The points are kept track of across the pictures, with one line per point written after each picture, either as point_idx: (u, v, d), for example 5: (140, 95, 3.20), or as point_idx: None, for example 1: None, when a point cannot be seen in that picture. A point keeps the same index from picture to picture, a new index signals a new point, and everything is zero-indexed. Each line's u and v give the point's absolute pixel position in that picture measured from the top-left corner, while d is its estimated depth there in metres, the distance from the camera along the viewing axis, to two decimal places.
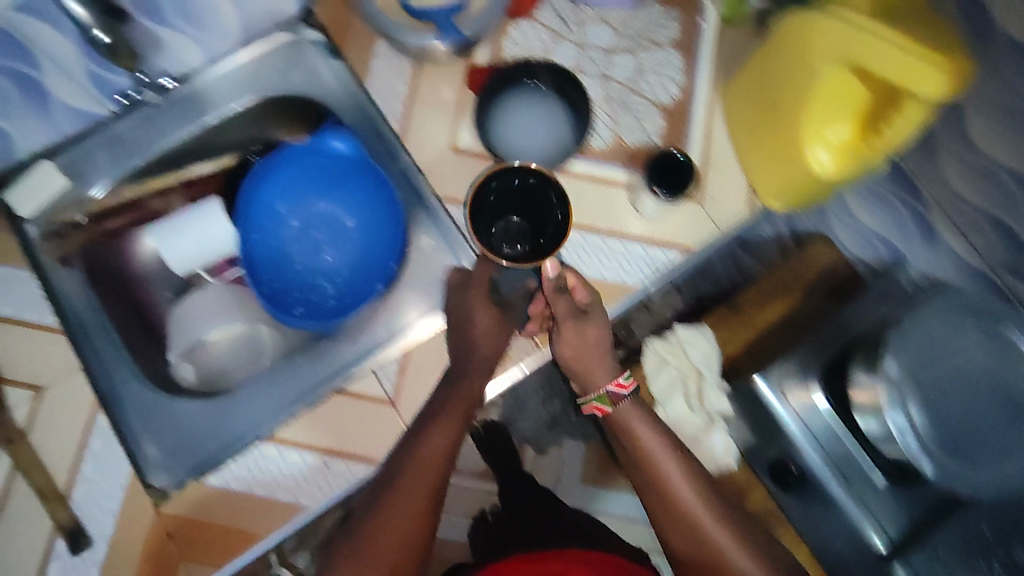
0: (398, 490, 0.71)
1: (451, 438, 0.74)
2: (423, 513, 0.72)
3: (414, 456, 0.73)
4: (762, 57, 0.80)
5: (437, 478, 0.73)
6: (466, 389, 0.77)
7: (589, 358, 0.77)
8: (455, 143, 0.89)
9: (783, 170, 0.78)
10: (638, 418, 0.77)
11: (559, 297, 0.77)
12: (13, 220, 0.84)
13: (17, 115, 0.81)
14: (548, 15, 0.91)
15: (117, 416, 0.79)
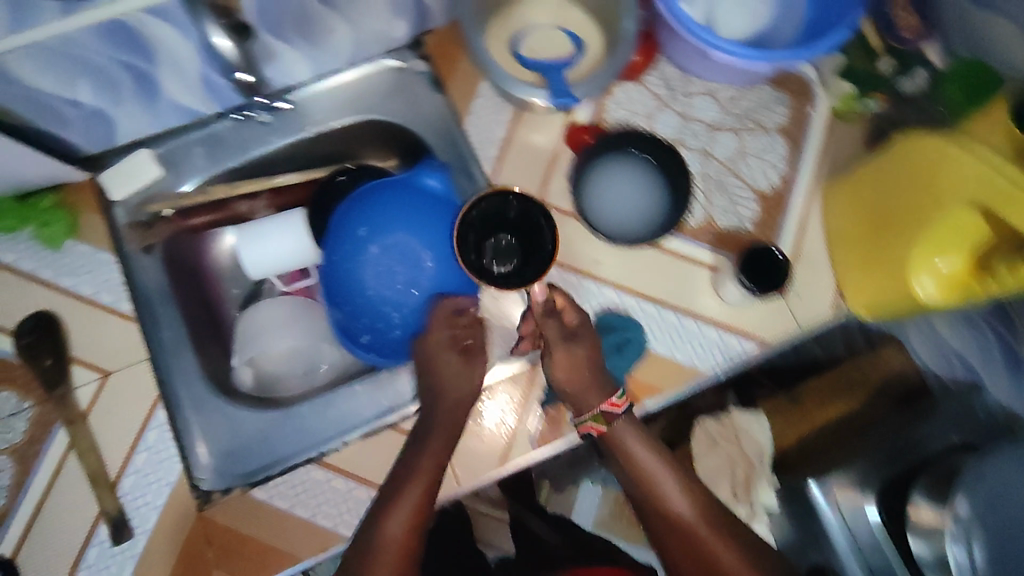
0: (382, 537, 0.72)
1: (427, 484, 0.75)
2: (407, 545, 0.73)
3: (397, 496, 0.74)
4: (878, 165, 0.79)
5: (417, 519, 0.73)
6: (443, 434, 0.77)
7: (581, 381, 0.76)
8: (542, 196, 0.89)
9: (881, 283, 0.78)
10: (634, 438, 0.77)
11: (548, 319, 0.78)
12: (102, 201, 0.85)
13: (125, 105, 0.80)
14: (656, 80, 0.91)
15: (176, 413, 0.81)
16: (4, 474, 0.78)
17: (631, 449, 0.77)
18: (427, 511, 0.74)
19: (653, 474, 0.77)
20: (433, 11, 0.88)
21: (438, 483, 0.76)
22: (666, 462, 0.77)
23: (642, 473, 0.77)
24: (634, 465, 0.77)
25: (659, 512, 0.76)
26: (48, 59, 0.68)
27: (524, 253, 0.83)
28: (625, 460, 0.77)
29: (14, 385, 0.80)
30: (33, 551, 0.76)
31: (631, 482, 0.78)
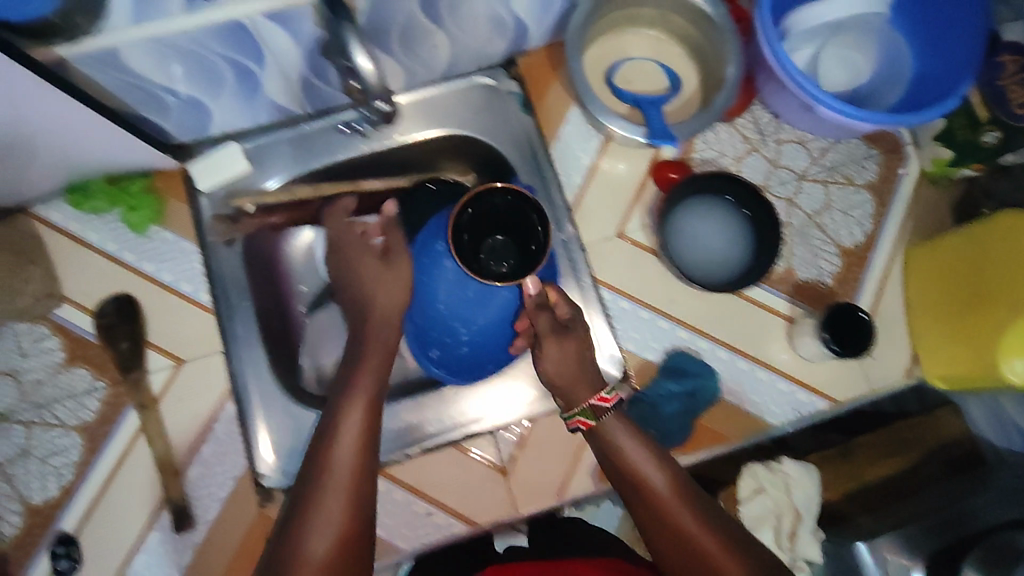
0: (327, 465, 0.65)
1: (367, 404, 0.69)
2: (359, 472, 0.65)
3: (338, 423, 0.67)
4: (973, 235, 0.78)
5: (364, 446, 0.66)
6: (375, 354, 0.73)
7: (570, 375, 0.74)
8: (622, 227, 0.88)
9: (971, 355, 0.77)
10: (625, 430, 0.72)
11: (540, 311, 0.77)
12: (189, 190, 0.86)
13: (224, 100, 0.80)
14: (747, 123, 0.91)
15: (245, 407, 0.81)
16: (73, 451, 0.79)
17: (620, 443, 0.71)
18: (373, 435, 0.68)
19: (642, 466, 0.69)
20: (534, 34, 0.88)
21: (379, 405, 0.70)
22: (659, 458, 0.71)
23: (633, 467, 0.70)
24: (622, 457, 0.70)
25: (645, 500, 0.68)
26: (166, 53, 0.69)
27: (519, 251, 0.84)
28: (612, 451, 0.71)
29: (90, 363, 0.81)
30: (95, 530, 0.78)
31: (619, 475, 0.71)
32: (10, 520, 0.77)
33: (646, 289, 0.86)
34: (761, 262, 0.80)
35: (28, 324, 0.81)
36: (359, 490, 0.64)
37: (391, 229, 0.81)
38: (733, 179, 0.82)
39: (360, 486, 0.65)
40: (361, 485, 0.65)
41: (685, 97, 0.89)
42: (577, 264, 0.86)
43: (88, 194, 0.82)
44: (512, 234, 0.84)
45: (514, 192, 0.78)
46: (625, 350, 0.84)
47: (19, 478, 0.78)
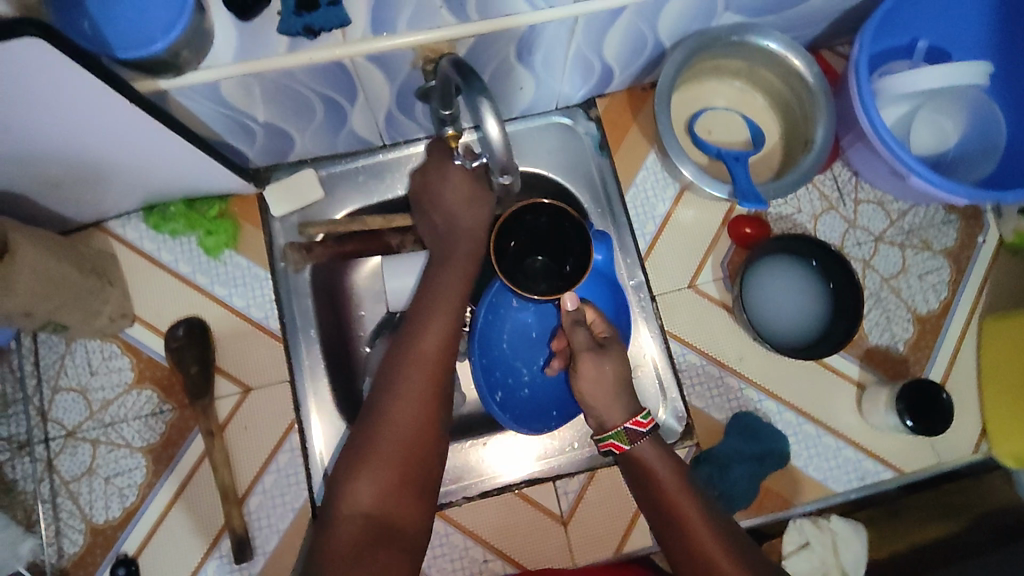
0: (408, 368, 0.66)
1: (448, 312, 0.71)
2: (436, 379, 0.67)
3: (422, 331, 0.69)
4: None
5: (442, 356, 0.68)
6: (461, 263, 0.76)
7: (604, 397, 0.73)
8: (694, 279, 0.88)
9: None
10: (660, 459, 0.70)
11: (577, 328, 0.77)
12: (263, 214, 0.86)
13: (311, 132, 0.80)
14: (826, 180, 0.90)
15: (309, 438, 0.82)
16: (138, 472, 0.80)
17: (651, 469, 0.69)
18: (451, 349, 0.69)
19: (672, 494, 0.67)
20: (617, 78, 0.87)
21: (459, 319, 0.72)
22: (686, 487, 0.68)
23: (663, 491, 0.68)
24: (654, 485, 0.69)
25: (665, 519, 0.67)
26: (257, 87, 0.67)
27: (559, 274, 0.83)
28: (646, 478, 0.69)
29: (157, 385, 0.82)
30: (155, 553, 0.78)
31: (650, 503, 0.69)
32: (73, 537, 0.78)
33: (714, 343, 0.86)
34: (826, 348, 0.79)
35: (99, 342, 0.82)
36: (433, 397, 0.66)
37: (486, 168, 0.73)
38: (841, 263, 0.80)
39: (435, 395, 0.66)
40: (437, 390, 0.66)
41: (766, 152, 0.88)
42: (647, 315, 0.87)
43: (166, 217, 0.83)
44: (554, 256, 0.84)
45: (546, 211, 0.79)
46: (691, 406, 0.84)
47: (83, 496, 0.79)
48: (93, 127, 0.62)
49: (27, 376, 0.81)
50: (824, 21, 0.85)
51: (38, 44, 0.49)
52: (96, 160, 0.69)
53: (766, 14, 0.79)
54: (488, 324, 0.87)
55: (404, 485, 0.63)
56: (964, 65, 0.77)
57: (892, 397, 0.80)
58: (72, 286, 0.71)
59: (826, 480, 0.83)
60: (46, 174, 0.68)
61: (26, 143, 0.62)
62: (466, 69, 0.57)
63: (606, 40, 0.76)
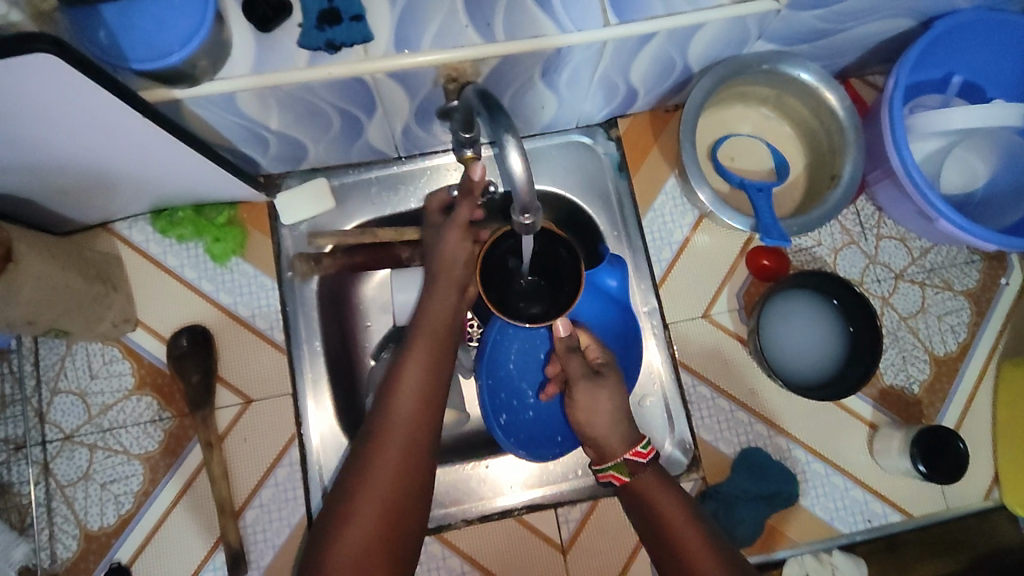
0: (390, 418, 0.64)
1: (431, 353, 0.69)
2: (418, 426, 0.64)
3: (402, 376, 0.66)
4: None
5: (425, 404, 0.65)
6: (443, 300, 0.73)
7: (602, 426, 0.71)
8: (708, 309, 0.86)
9: None
10: (664, 490, 0.68)
11: (571, 355, 0.75)
12: (273, 221, 0.85)
13: (325, 142, 0.78)
14: (848, 214, 0.88)
15: (309, 454, 0.81)
16: (134, 479, 0.78)
17: (654, 498, 0.67)
18: (436, 394, 0.66)
19: (675, 524, 0.65)
20: (641, 100, 0.85)
21: (444, 360, 0.69)
22: (691, 517, 0.66)
23: (666, 521, 0.66)
24: (658, 516, 0.67)
25: (669, 549, 0.65)
26: (273, 99, 0.66)
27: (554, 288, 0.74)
28: (649, 510, 0.68)
29: (158, 392, 0.80)
30: (149, 563, 0.77)
31: (652, 534, 0.67)
32: (67, 543, 0.77)
33: (726, 375, 0.84)
34: (842, 391, 0.77)
35: (100, 345, 0.81)
36: (417, 446, 0.63)
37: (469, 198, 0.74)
38: (862, 305, 0.78)
39: (418, 444, 0.63)
40: (418, 439, 0.63)
41: (788, 183, 0.87)
42: (659, 343, 0.85)
43: (174, 221, 0.81)
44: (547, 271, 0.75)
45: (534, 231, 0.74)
46: (699, 439, 0.83)
47: (78, 501, 0.78)
48: (103, 137, 0.61)
49: (26, 376, 0.79)
50: (857, 52, 0.83)
51: (50, 59, 0.48)
52: (105, 168, 0.67)
53: (798, 43, 0.77)
54: (496, 344, 0.84)
55: (390, 540, 0.59)
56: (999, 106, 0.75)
57: (907, 443, 0.78)
58: (75, 293, 0.70)
59: (832, 521, 0.82)
60: (53, 181, 0.67)
61: (33, 152, 0.60)
62: (492, 100, 0.55)
63: (633, 64, 0.74)
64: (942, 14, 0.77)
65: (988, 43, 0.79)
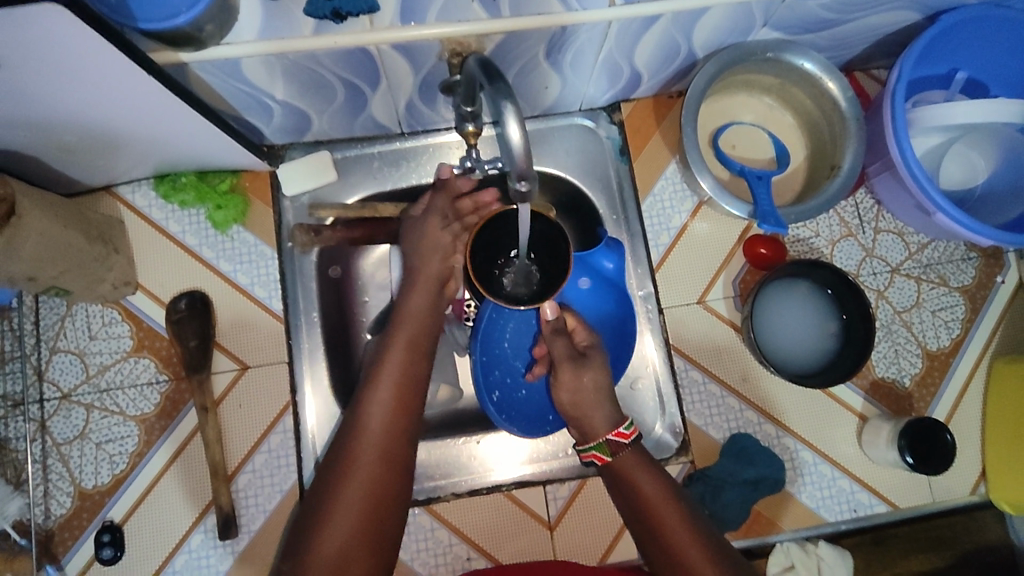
0: (364, 418, 0.64)
1: (406, 352, 0.69)
2: (393, 426, 0.64)
3: (378, 375, 0.67)
4: None
5: (399, 404, 0.65)
6: (419, 300, 0.74)
7: (585, 405, 0.73)
8: (703, 295, 0.86)
9: None
10: (644, 469, 0.69)
11: (557, 337, 0.77)
12: (275, 192, 0.86)
13: (328, 113, 0.79)
14: (847, 206, 0.88)
15: (303, 423, 0.82)
16: (130, 440, 0.80)
17: (633, 476, 0.68)
18: (412, 393, 0.67)
19: (654, 503, 0.66)
20: (645, 84, 0.85)
21: (421, 359, 0.69)
22: (670, 496, 0.67)
23: (645, 500, 0.66)
24: (637, 495, 0.67)
25: (648, 528, 0.66)
26: (278, 67, 0.66)
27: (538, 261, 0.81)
28: (628, 490, 0.68)
29: (156, 355, 0.81)
30: (141, 523, 0.78)
31: (632, 514, 0.67)
32: (61, 499, 0.78)
33: (718, 361, 0.85)
34: (832, 378, 0.77)
35: (100, 307, 0.82)
36: (393, 445, 0.64)
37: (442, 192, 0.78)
38: (855, 294, 0.78)
39: (393, 443, 0.63)
40: (393, 437, 0.64)
41: (788, 172, 0.87)
42: (653, 327, 0.86)
43: (176, 187, 0.82)
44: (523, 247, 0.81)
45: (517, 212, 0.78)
46: (689, 423, 0.84)
47: (74, 459, 0.79)
48: (108, 97, 0.61)
49: (26, 334, 0.80)
50: (863, 44, 0.83)
51: (59, 11, 0.48)
52: (110, 129, 0.68)
53: (803, 32, 0.77)
54: (491, 322, 0.85)
55: (369, 537, 0.60)
56: (1002, 102, 0.75)
57: (895, 434, 0.79)
58: (77, 253, 0.71)
59: (818, 509, 0.82)
60: (59, 141, 0.68)
61: (39, 109, 0.61)
62: (494, 70, 0.55)
63: (638, 46, 0.74)
64: (949, 9, 0.77)
65: (995, 39, 0.79)
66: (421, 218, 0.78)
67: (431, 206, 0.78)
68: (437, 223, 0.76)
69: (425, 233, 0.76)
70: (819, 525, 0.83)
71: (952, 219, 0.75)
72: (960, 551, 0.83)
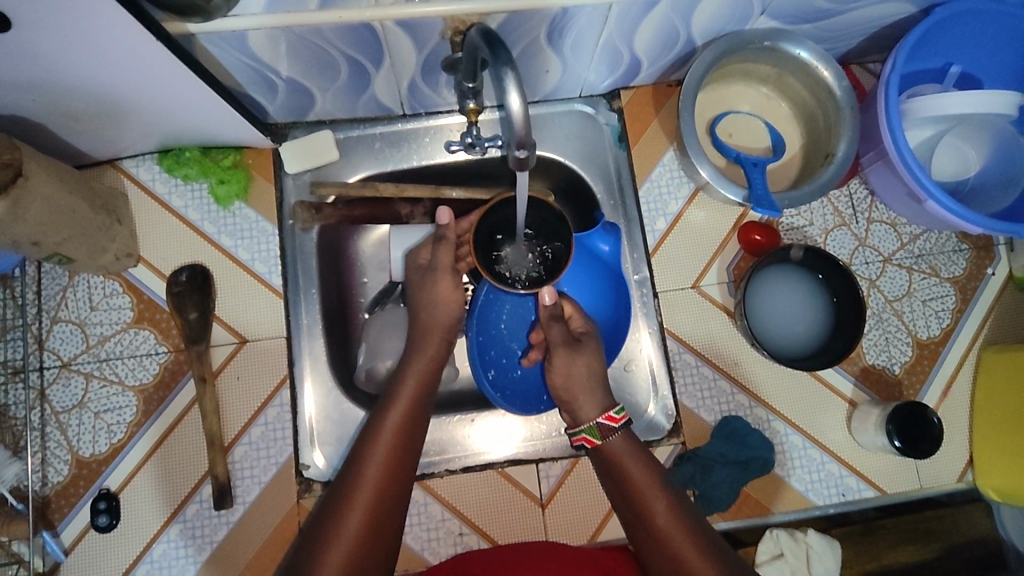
0: (359, 476, 0.65)
1: (407, 410, 0.70)
2: (385, 487, 0.65)
3: (377, 431, 0.68)
4: None
5: (393, 465, 0.66)
6: (422, 360, 0.76)
7: (577, 389, 0.74)
8: (698, 280, 0.88)
9: None
10: (632, 454, 0.71)
11: (553, 323, 0.77)
12: (278, 170, 0.87)
13: (332, 91, 0.80)
14: (841, 196, 0.89)
15: (300, 396, 0.83)
16: (127, 410, 0.80)
17: (624, 460, 0.70)
18: (410, 440, 0.69)
19: (642, 488, 0.68)
20: (644, 72, 0.87)
21: (419, 421, 0.71)
22: (658, 481, 0.69)
23: (633, 483, 0.69)
24: (626, 480, 0.69)
25: (635, 510, 0.68)
26: (283, 42, 0.67)
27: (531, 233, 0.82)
28: (618, 474, 0.70)
29: (155, 327, 0.82)
30: (137, 492, 0.79)
31: (622, 499, 0.69)
32: (58, 467, 0.79)
33: (711, 345, 0.86)
34: (823, 362, 0.78)
35: (101, 278, 0.83)
36: (388, 488, 0.65)
37: (446, 248, 0.80)
38: (845, 278, 0.79)
39: (383, 503, 0.64)
40: (384, 499, 0.64)
41: (784, 161, 0.89)
42: (647, 310, 0.87)
43: (180, 161, 0.83)
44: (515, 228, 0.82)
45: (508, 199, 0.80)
46: (681, 405, 0.85)
47: (72, 428, 0.80)
48: (117, 63, 0.63)
49: (27, 304, 0.81)
50: (859, 36, 0.84)
51: None
52: (118, 98, 0.69)
53: (800, 22, 0.79)
54: (487, 303, 0.86)
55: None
56: (992, 94, 0.76)
57: (883, 419, 0.80)
58: (81, 220, 0.72)
59: (807, 493, 0.83)
60: (67, 106, 0.69)
61: (49, 74, 0.62)
62: (496, 40, 0.56)
63: (637, 32, 0.75)
64: (942, 2, 0.78)
65: (987, 33, 0.80)
66: (430, 270, 0.81)
67: (437, 260, 0.81)
68: (446, 279, 0.79)
69: (435, 291, 0.79)
70: (808, 509, 0.84)
71: (943, 207, 0.76)
72: (949, 542, 0.83)
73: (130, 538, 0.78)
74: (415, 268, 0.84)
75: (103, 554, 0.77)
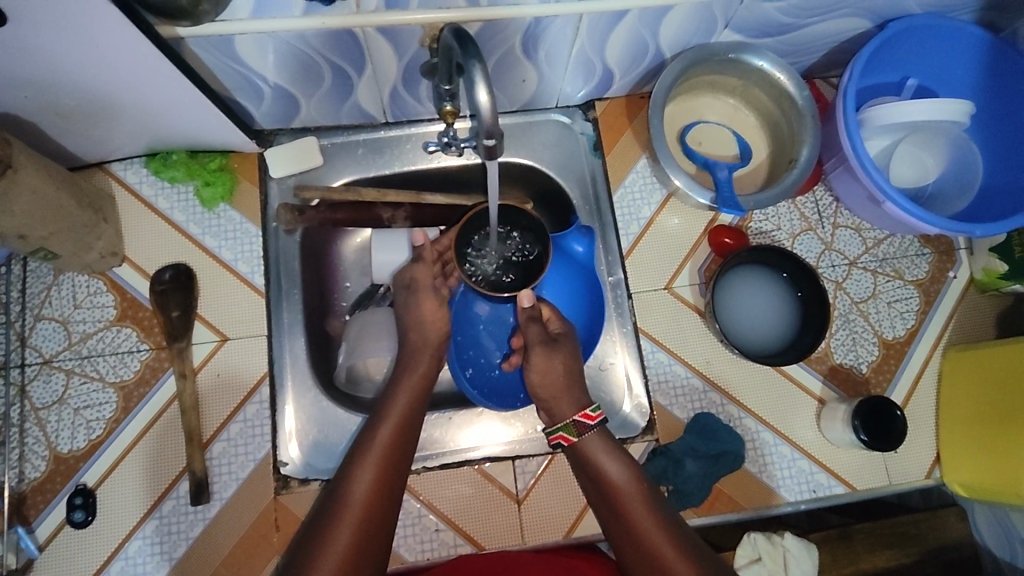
0: (347, 493, 0.66)
1: (398, 428, 0.71)
2: (375, 506, 0.65)
3: (366, 449, 0.69)
4: (999, 355, 0.81)
5: (383, 483, 0.67)
6: (410, 379, 0.77)
7: (554, 387, 0.75)
8: (671, 282, 0.90)
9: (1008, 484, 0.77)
10: (607, 451, 0.72)
11: (531, 323, 0.79)
12: (263, 174, 0.90)
13: (317, 97, 0.83)
14: (807, 202, 0.93)
15: (279, 394, 0.84)
16: (107, 406, 0.81)
17: (600, 460, 0.71)
18: (400, 458, 0.69)
19: (619, 486, 0.69)
20: (616, 83, 0.91)
21: (410, 438, 0.71)
22: (634, 479, 0.70)
23: (610, 485, 0.70)
24: (602, 478, 0.70)
25: (613, 509, 0.69)
26: (270, 47, 0.70)
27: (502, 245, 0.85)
28: (595, 474, 0.71)
29: (138, 325, 0.84)
30: (113, 488, 0.79)
31: (600, 497, 0.70)
32: (36, 463, 0.79)
33: (684, 344, 0.88)
34: (789, 356, 0.81)
35: (86, 277, 0.84)
36: (377, 507, 0.65)
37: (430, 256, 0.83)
38: (810, 276, 0.82)
39: (372, 520, 0.65)
40: (373, 518, 0.65)
41: (751, 167, 0.93)
42: (621, 310, 0.89)
43: (167, 163, 0.86)
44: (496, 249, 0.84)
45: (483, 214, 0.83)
46: (655, 403, 0.87)
47: (51, 424, 0.80)
48: (107, 62, 0.65)
49: (12, 302, 0.83)
50: (819, 51, 0.89)
51: None
52: (108, 98, 0.72)
53: (762, 36, 0.83)
54: (466, 303, 0.89)
55: None
56: (943, 103, 0.80)
57: (850, 415, 0.82)
58: (68, 216, 0.74)
59: (779, 491, 0.85)
60: (59, 105, 0.72)
61: (39, 68, 0.64)
62: (467, 40, 0.60)
63: (608, 43, 0.79)
64: (895, 18, 0.83)
65: (938, 47, 0.85)
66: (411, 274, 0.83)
67: (420, 268, 0.83)
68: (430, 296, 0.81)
69: (417, 292, 0.82)
70: (781, 508, 0.85)
71: (900, 209, 0.79)
72: (926, 547, 0.83)
73: (104, 535, 0.78)
74: (399, 273, 0.86)
75: (76, 550, 0.77)
